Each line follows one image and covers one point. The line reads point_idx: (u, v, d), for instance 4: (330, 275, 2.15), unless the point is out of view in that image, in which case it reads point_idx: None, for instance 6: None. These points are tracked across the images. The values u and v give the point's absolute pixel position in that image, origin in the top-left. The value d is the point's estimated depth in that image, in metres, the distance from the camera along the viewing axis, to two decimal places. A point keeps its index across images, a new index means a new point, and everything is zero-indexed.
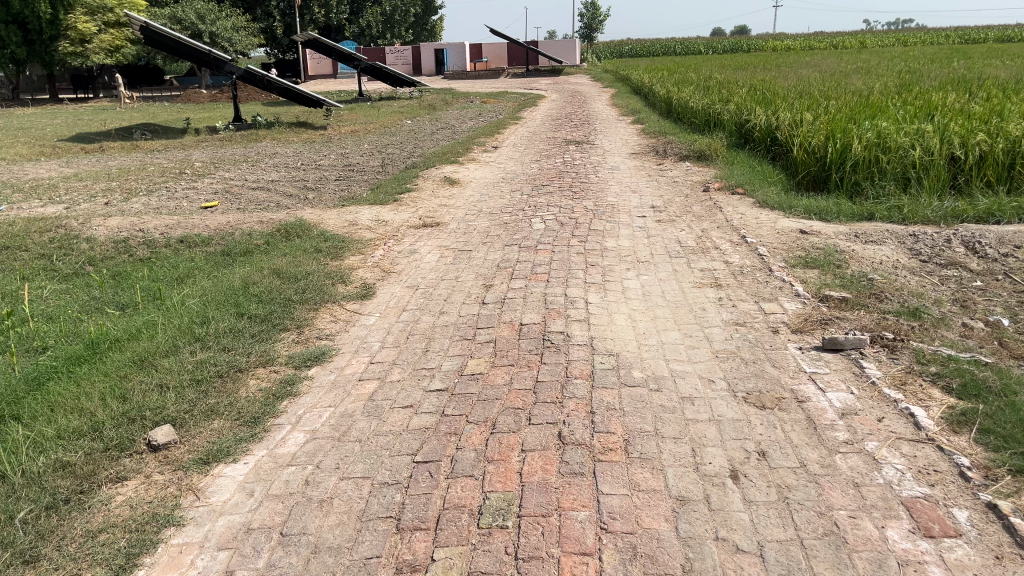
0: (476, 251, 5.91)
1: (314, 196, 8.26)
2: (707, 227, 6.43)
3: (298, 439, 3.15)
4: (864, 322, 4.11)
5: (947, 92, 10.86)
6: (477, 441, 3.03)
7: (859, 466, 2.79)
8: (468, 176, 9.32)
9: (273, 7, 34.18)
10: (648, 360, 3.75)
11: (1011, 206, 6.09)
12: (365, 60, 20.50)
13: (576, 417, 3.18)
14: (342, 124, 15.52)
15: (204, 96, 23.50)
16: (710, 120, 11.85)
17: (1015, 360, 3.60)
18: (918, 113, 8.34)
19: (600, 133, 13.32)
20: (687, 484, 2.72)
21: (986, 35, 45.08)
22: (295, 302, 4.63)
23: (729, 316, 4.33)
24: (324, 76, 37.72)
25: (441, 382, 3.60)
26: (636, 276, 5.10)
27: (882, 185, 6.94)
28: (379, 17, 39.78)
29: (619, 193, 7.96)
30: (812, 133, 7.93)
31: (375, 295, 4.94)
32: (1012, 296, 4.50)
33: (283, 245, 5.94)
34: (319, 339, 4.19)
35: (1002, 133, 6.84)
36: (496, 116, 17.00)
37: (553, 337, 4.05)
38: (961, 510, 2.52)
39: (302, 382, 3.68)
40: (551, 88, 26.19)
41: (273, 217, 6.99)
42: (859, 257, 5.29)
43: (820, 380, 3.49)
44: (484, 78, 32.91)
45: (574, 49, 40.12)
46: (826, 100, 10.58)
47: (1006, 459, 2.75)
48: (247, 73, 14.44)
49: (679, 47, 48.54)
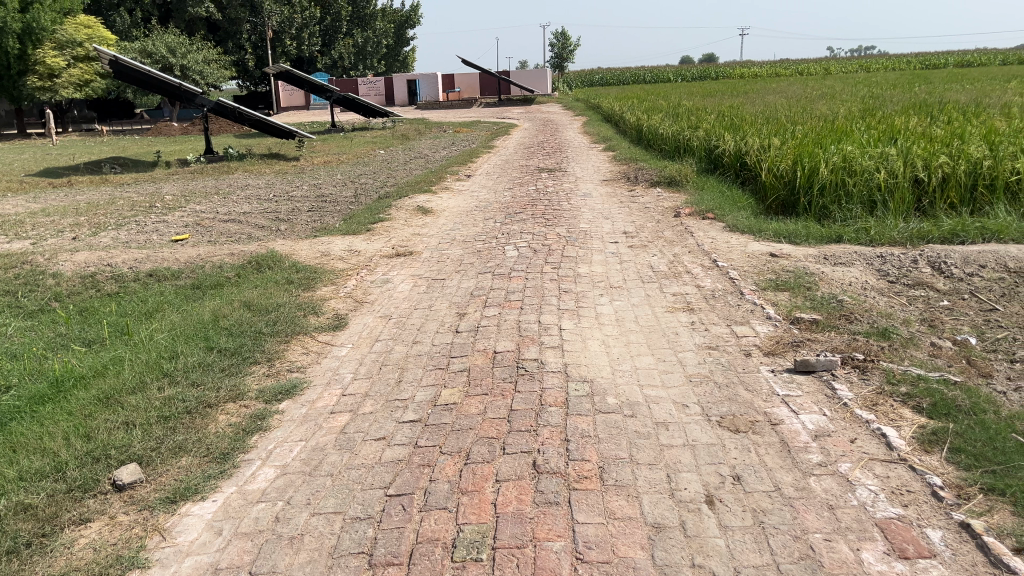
0: (449, 280, 5.89)
1: (286, 227, 8.22)
2: (679, 252, 6.47)
3: (268, 474, 3.09)
4: (835, 343, 4.14)
5: (909, 115, 11.10)
6: (451, 473, 3.00)
7: (832, 488, 2.80)
8: (441, 205, 9.33)
9: (245, 40, 34.19)
10: (623, 386, 3.75)
11: (975, 226, 6.20)
12: (338, 92, 20.50)
13: (550, 445, 3.16)
14: (313, 155, 15.51)
15: (175, 129, 23.45)
16: (680, 147, 12.01)
17: (985, 378, 3.65)
18: (882, 136, 8.51)
19: (572, 160, 13.43)
20: (663, 510, 2.70)
21: (947, 62, 46.32)
22: (266, 334, 4.58)
23: (701, 340, 4.35)
24: (296, 108, 37.71)
25: (414, 413, 3.56)
26: (609, 302, 5.11)
27: (849, 208, 7.05)
28: (352, 49, 39.93)
29: (591, 220, 8.00)
30: (779, 157, 8.06)
31: (348, 326, 4.90)
32: (978, 315, 4.58)
33: (255, 277, 5.89)
34: (290, 372, 4.14)
35: (964, 156, 6.99)
36: (469, 145, 17.08)
37: (527, 365, 4.03)
38: (935, 530, 2.53)
39: (273, 415, 3.63)
40: (525, 117, 26.42)
41: (245, 248, 6.94)
42: (829, 279, 5.35)
43: (793, 403, 3.50)
44: (456, 108, 33.13)
45: (546, 79, 40.57)
46: (792, 125, 10.76)
47: (977, 477, 2.76)
48: (219, 105, 14.37)
49: (650, 76, 49.34)
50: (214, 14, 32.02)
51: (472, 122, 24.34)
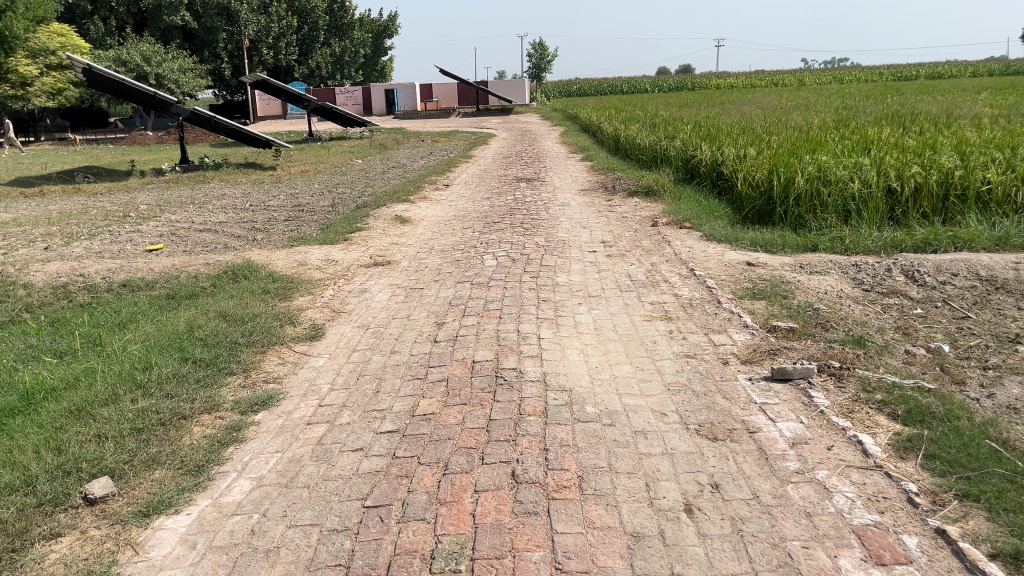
0: (428, 289, 5.87)
1: (263, 237, 8.16)
2: (657, 261, 6.50)
3: (244, 486, 3.06)
4: (811, 351, 4.17)
5: (881, 126, 11.28)
6: (429, 483, 2.97)
7: (810, 495, 2.81)
8: (419, 214, 9.30)
9: (221, 49, 33.97)
10: (602, 395, 3.74)
11: (947, 235, 6.29)
12: (315, 101, 20.42)
13: (529, 455, 3.15)
14: (291, 164, 15.42)
15: (150, 138, 23.22)
16: (657, 157, 12.09)
17: (958, 385, 3.69)
18: (855, 147, 8.62)
19: (550, 170, 13.47)
20: (642, 519, 2.70)
21: (918, 73, 47.02)
22: (242, 345, 4.53)
23: (680, 348, 4.36)
24: (273, 117, 37.51)
25: (392, 423, 3.53)
26: (588, 311, 5.12)
27: (824, 218, 7.12)
28: (329, 59, 39.82)
29: (569, 229, 8.01)
30: (755, 167, 8.14)
31: (325, 336, 4.86)
32: (951, 322, 4.64)
33: (231, 286, 5.83)
34: (266, 383, 4.09)
35: (936, 166, 7.09)
36: (448, 155, 17.09)
37: (505, 374, 4.02)
38: (911, 537, 2.55)
39: (248, 427, 3.59)
40: (503, 127, 26.50)
41: (221, 258, 6.87)
42: (805, 288, 5.39)
43: (770, 411, 3.51)
44: (434, 118, 33.16)
45: (524, 89, 40.73)
46: (768, 136, 10.89)
47: (952, 484, 2.79)
48: (195, 114, 14.24)
49: (626, 87, 49.71)
50: (190, 23, 31.88)
51: (450, 132, 24.36)
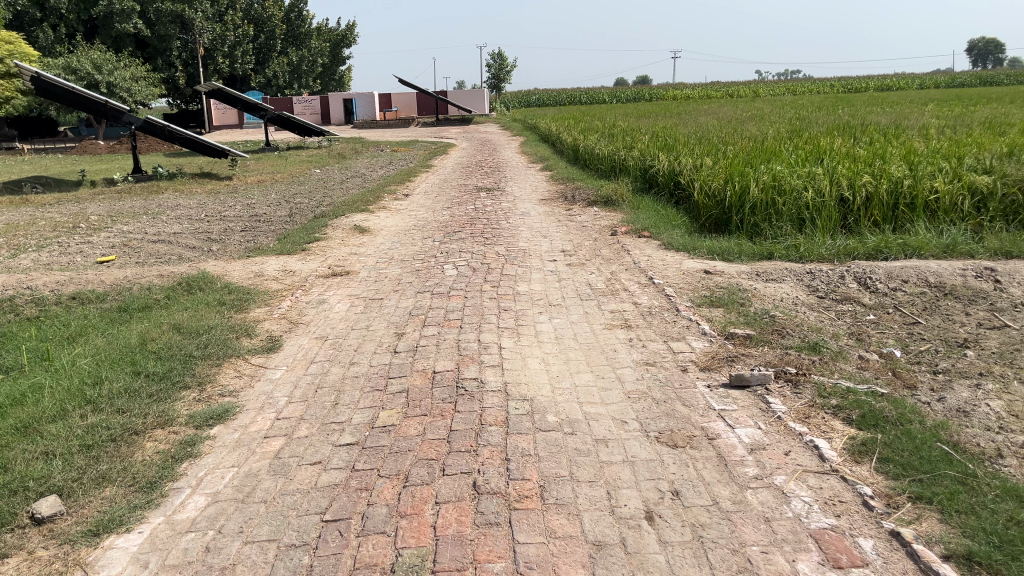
0: (387, 300, 5.82)
1: (218, 248, 8.02)
2: (616, 270, 6.54)
3: (198, 503, 2.99)
4: (768, 357, 4.23)
5: (833, 136, 11.53)
6: (389, 496, 2.94)
7: (768, 501, 2.84)
8: (378, 224, 9.24)
9: (175, 57, 33.46)
10: (563, 404, 3.74)
11: (898, 243, 6.44)
12: (272, 111, 20.20)
13: (490, 466, 3.13)
14: (246, 174, 15.20)
15: (101, 148, 22.77)
16: (615, 167, 12.20)
17: (910, 390, 3.77)
18: (809, 157, 8.79)
19: (510, 180, 13.50)
20: (603, 527, 2.70)
21: (868, 85, 48.25)
22: (196, 358, 4.44)
23: (639, 356, 4.39)
24: (229, 126, 37.02)
25: (351, 435, 3.49)
26: (548, 320, 5.12)
27: (779, 226, 7.23)
28: (286, 68, 39.45)
29: (529, 238, 8.02)
30: (711, 177, 8.25)
31: (282, 348, 4.79)
32: (903, 328, 4.74)
33: (185, 298, 5.72)
34: (222, 396, 4.01)
35: (886, 175, 7.27)
36: (407, 164, 17.02)
37: (466, 384, 4.00)
38: (866, 539, 2.59)
39: (203, 442, 3.51)
40: (463, 136, 26.51)
41: (174, 270, 6.74)
42: (761, 295, 5.47)
43: (729, 417, 3.55)
44: (395, 127, 33.05)
45: (483, 99, 40.80)
46: (723, 146, 11.06)
47: (905, 486, 2.84)
48: (148, 123, 13.97)
49: (585, 97, 50.15)
50: (143, 31, 31.36)
51: (410, 141, 24.29)
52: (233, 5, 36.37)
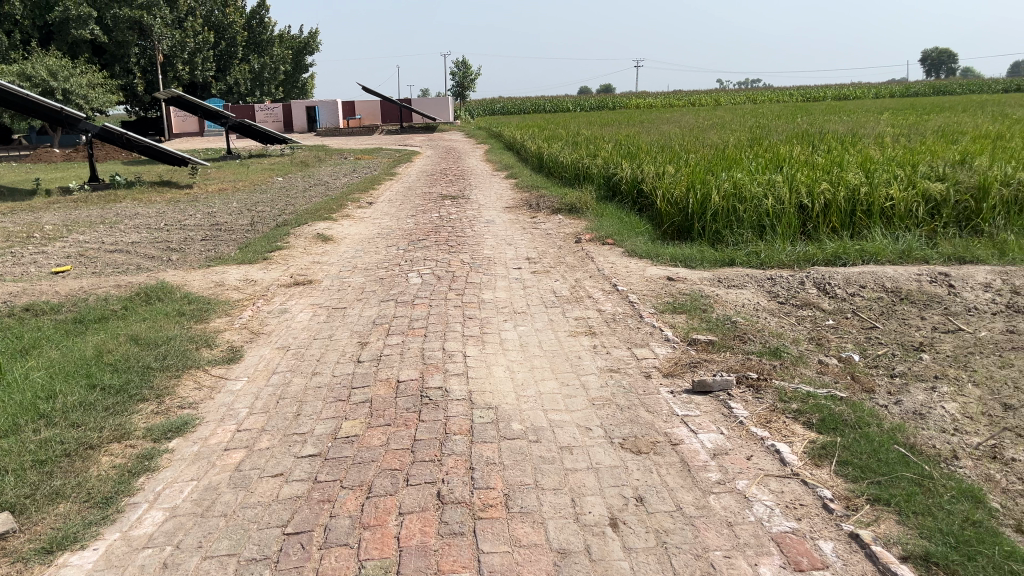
0: (351, 309, 5.78)
1: (178, 257, 7.89)
2: (580, 277, 6.56)
3: (156, 518, 2.93)
4: (730, 363, 4.27)
5: (792, 144, 11.72)
6: (353, 507, 2.91)
7: (731, 505, 2.86)
8: (341, 232, 9.18)
9: (134, 64, 32.94)
10: (528, 412, 3.74)
11: (855, 249, 6.56)
12: (233, 118, 19.95)
13: (455, 475, 3.11)
14: (207, 182, 15.00)
15: (57, 156, 22.30)
16: (579, 174, 12.26)
17: (868, 393, 3.83)
18: (768, 164, 8.92)
19: (475, 187, 13.49)
20: (568, 535, 2.70)
21: (826, 95, 49.23)
22: (154, 370, 4.36)
23: (603, 363, 4.41)
24: (189, 134, 36.51)
25: (314, 446, 3.44)
26: (513, 328, 5.12)
27: (740, 233, 7.31)
28: (248, 75, 39.05)
29: (494, 246, 8.02)
30: (673, 184, 8.32)
31: (243, 359, 4.72)
32: (861, 333, 4.82)
33: (143, 309, 5.61)
34: (181, 409, 3.94)
35: (843, 183, 7.41)
36: (371, 172, 16.92)
37: (431, 393, 3.98)
38: (827, 542, 2.62)
39: (161, 455, 3.44)
40: (428, 144, 26.44)
41: (132, 280, 6.62)
42: (723, 301, 5.53)
43: (692, 422, 3.57)
44: (359, 135, 32.87)
45: (448, 107, 40.77)
46: (686, 153, 11.17)
47: (864, 489, 2.89)
48: (105, 130, 13.71)
49: (550, 105, 50.44)
50: (100, 37, 30.83)
51: (374, 149, 24.17)
52: (193, 12, 35.93)
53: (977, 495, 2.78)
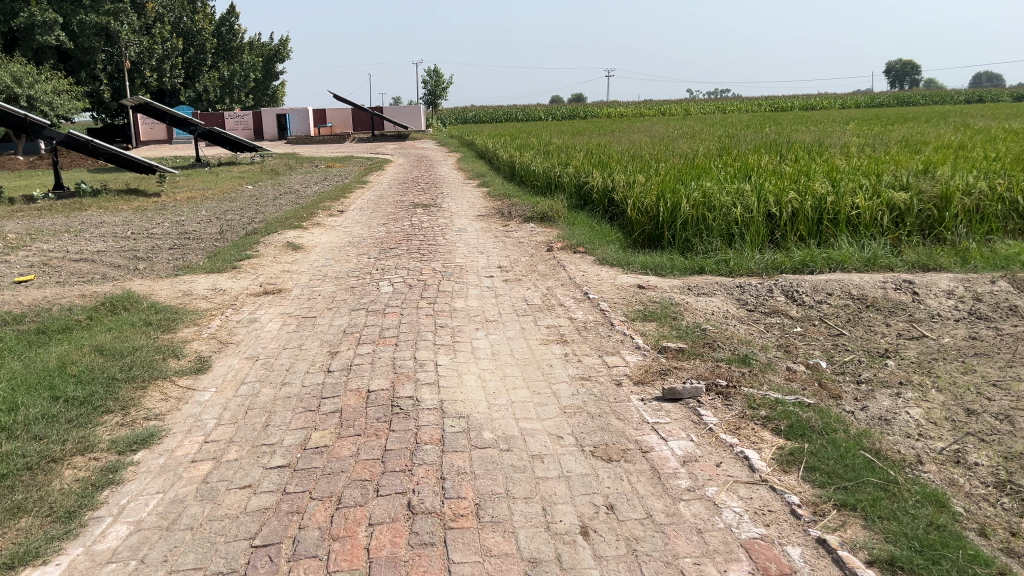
0: (321, 318, 5.74)
1: (145, 266, 7.78)
2: (552, 285, 6.58)
3: (121, 532, 2.88)
4: (699, 370, 4.31)
5: (761, 154, 11.87)
6: (322, 519, 2.88)
7: (700, 512, 2.88)
8: (312, 241, 9.12)
9: (100, 70, 32.50)
10: (499, 421, 3.73)
11: (822, 257, 6.65)
12: (203, 126, 19.74)
13: (426, 485, 3.10)
14: (176, 191, 14.82)
15: (20, 163, 21.91)
16: (550, 183, 12.30)
17: (835, 399, 3.88)
18: (737, 173, 9.02)
19: (447, 196, 13.48)
20: (539, 544, 2.70)
21: (794, 105, 50.07)
22: (119, 381, 4.28)
23: (575, 371, 4.42)
24: (157, 141, 36.07)
25: (283, 457, 3.41)
26: (485, 336, 5.12)
27: (710, 241, 7.38)
28: (218, 82, 38.71)
29: (466, 254, 8.02)
30: (643, 193, 8.38)
31: (211, 369, 4.66)
32: (828, 340, 4.89)
33: (108, 319, 5.52)
34: (147, 420, 3.88)
35: (810, 192, 7.51)
36: (342, 180, 16.84)
37: (401, 403, 3.96)
38: (794, 547, 2.64)
39: (126, 468, 3.38)
40: (400, 152, 26.39)
41: (98, 289, 6.51)
42: (693, 309, 5.57)
43: (662, 430, 3.60)
44: (329, 143, 32.72)
45: (420, 115, 40.72)
46: (656, 162, 11.26)
47: (831, 494, 2.92)
48: (70, 137, 13.50)
49: (522, 114, 50.63)
50: (65, 43, 30.38)
51: (346, 157, 24.06)
52: (161, 18, 35.57)
53: (941, 499, 2.83)
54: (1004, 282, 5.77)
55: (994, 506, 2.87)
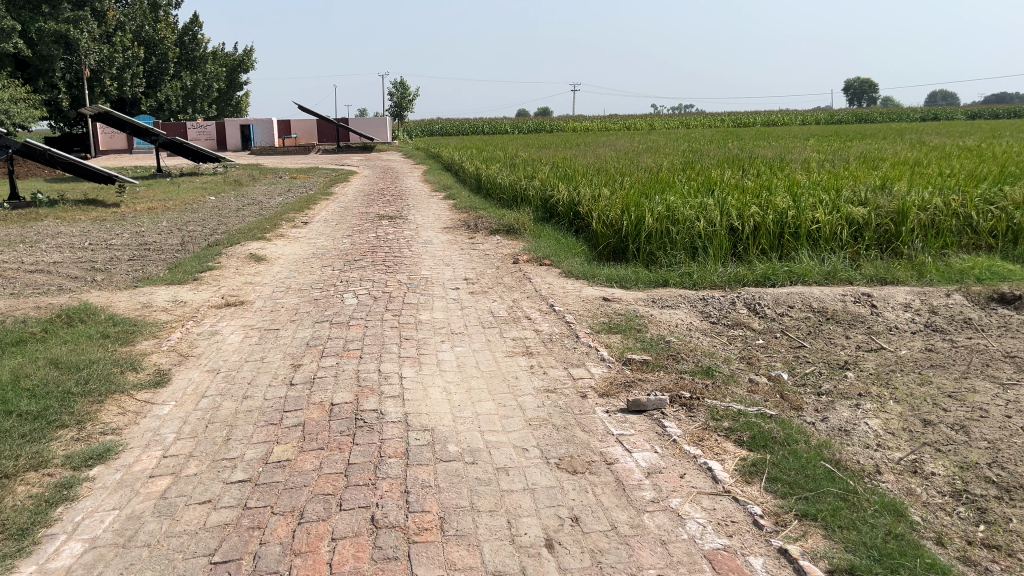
0: (284, 330, 5.67)
1: (103, 278, 7.62)
2: (518, 298, 6.59)
3: (75, 549, 2.81)
4: (664, 382, 4.33)
5: (724, 168, 12.04)
6: (283, 534, 2.84)
7: (664, 523, 2.89)
8: (275, 252, 9.02)
9: (58, 78, 31.89)
10: (464, 433, 3.71)
11: (784, 270, 6.75)
12: (164, 136, 19.44)
13: (390, 498, 3.07)
14: (136, 201, 14.57)
15: None
16: (516, 196, 12.34)
17: (796, 410, 3.93)
18: (700, 188, 9.12)
19: (413, 208, 13.44)
20: (503, 557, 2.69)
21: (755, 120, 50.94)
22: (75, 395, 4.18)
23: (540, 383, 4.42)
24: (117, 151, 35.48)
25: (244, 472, 3.35)
26: (450, 348, 5.10)
27: (673, 254, 7.45)
28: (180, 92, 38.23)
29: (431, 266, 7.99)
30: (608, 207, 8.43)
31: (170, 382, 4.57)
32: (789, 351, 4.96)
33: (64, 331, 5.39)
34: (103, 435, 3.80)
35: (772, 206, 7.63)
36: (307, 192, 16.70)
37: (365, 416, 3.92)
38: (757, 558, 2.67)
39: (81, 484, 3.30)
40: (365, 164, 26.27)
41: (54, 301, 6.36)
42: (658, 321, 5.62)
43: (626, 441, 3.61)
44: (294, 154, 32.49)
45: (385, 127, 40.61)
46: (621, 176, 11.36)
47: (792, 504, 2.95)
48: (26, 145, 13.22)
49: (488, 127, 50.78)
50: (23, 50, 29.78)
51: (311, 169, 23.86)
52: (122, 26, 35.06)
53: (899, 508, 2.88)
54: (958, 295, 5.91)
55: (951, 514, 2.93)
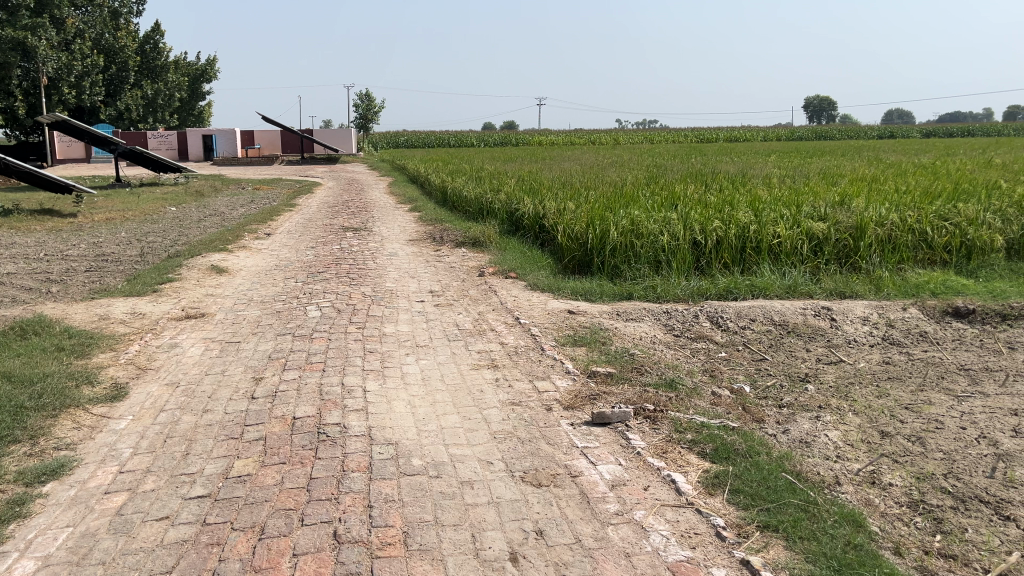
0: (245, 343, 5.59)
1: (58, 289, 7.45)
2: (483, 310, 6.59)
3: (26, 568, 2.73)
4: (628, 395, 4.35)
5: (687, 183, 12.19)
6: (243, 550, 2.79)
7: (628, 536, 2.90)
8: (237, 264, 8.90)
9: (14, 86, 31.24)
10: (428, 447, 3.69)
11: (745, 284, 6.85)
12: (123, 145, 19.11)
13: (352, 514, 3.03)
14: (93, 211, 14.30)
15: None
16: (482, 209, 12.35)
17: (758, 423, 3.98)
18: (664, 202, 9.22)
19: (378, 220, 13.37)
20: (467, 571, 2.67)
21: (718, 136, 51.72)
22: (28, 409, 4.08)
23: (506, 396, 4.41)
24: (74, 160, 34.83)
25: (203, 487, 3.29)
26: (415, 361, 5.08)
27: (637, 268, 7.50)
28: (140, 101, 37.67)
29: (396, 279, 7.96)
30: (573, 220, 8.48)
31: (128, 396, 4.48)
32: (751, 364, 5.02)
33: (17, 344, 5.26)
34: (57, 450, 3.71)
35: (734, 221, 7.74)
36: (270, 203, 16.52)
37: (328, 430, 3.88)
38: (719, 569, 2.68)
39: (34, 500, 3.22)
40: (330, 175, 26.09)
41: (6, 313, 6.20)
42: (622, 334, 5.65)
43: (591, 454, 3.62)
44: (258, 165, 32.20)
45: (351, 138, 40.42)
46: (586, 190, 11.41)
47: (754, 516, 2.98)
48: None
49: (454, 140, 50.81)
50: None
51: (275, 180, 23.64)
52: (81, 34, 34.46)
53: (858, 519, 2.93)
54: (914, 309, 6.04)
55: (908, 525, 2.98)
